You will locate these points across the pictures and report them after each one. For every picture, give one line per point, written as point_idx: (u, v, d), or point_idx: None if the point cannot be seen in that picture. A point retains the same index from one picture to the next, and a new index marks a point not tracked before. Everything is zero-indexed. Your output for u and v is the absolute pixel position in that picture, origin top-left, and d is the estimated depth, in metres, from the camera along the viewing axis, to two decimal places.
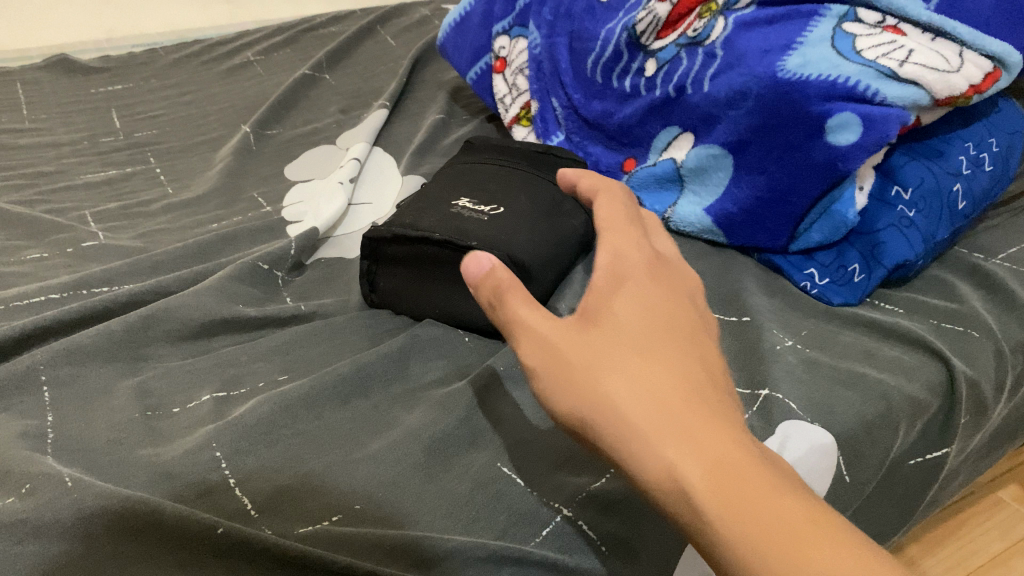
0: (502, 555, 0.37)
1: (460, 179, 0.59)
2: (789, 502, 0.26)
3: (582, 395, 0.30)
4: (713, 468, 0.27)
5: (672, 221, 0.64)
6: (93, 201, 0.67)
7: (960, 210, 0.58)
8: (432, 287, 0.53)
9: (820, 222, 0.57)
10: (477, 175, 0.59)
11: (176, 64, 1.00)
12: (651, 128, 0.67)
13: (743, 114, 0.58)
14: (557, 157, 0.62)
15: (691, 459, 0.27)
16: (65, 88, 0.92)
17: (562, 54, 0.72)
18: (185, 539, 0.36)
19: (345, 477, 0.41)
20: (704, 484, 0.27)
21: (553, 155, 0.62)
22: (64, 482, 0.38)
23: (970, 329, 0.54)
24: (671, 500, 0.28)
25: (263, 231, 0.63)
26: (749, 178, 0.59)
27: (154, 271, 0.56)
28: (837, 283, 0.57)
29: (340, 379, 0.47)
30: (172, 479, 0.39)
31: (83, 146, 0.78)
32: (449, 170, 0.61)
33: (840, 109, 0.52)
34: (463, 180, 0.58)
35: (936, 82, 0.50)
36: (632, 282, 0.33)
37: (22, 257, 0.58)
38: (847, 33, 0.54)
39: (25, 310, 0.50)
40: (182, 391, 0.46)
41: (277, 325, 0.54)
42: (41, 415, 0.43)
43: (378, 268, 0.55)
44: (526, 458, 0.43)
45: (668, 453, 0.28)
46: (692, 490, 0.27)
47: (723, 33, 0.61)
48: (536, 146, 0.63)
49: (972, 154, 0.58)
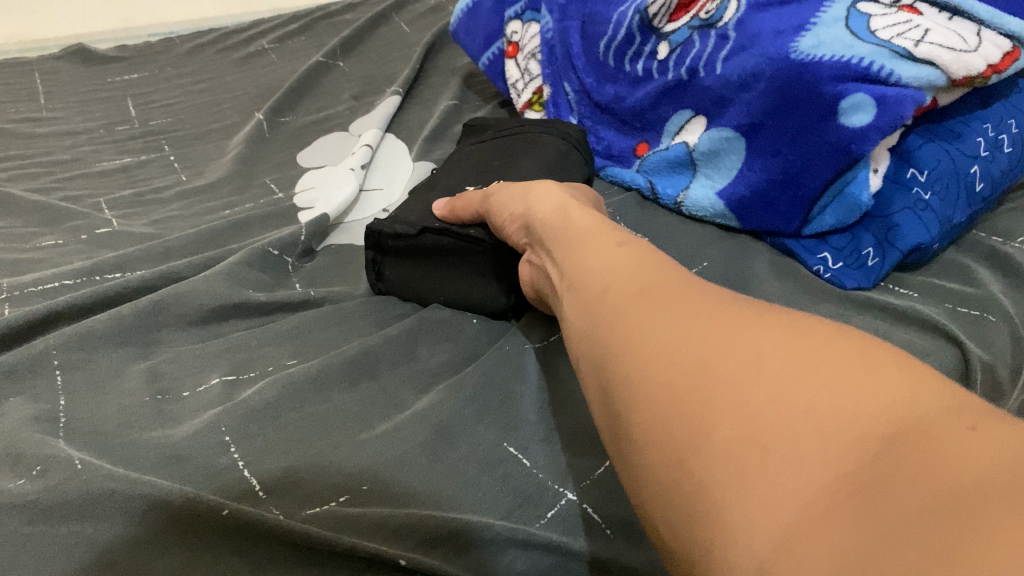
0: (506, 537, 0.37)
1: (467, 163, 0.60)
2: (678, 273, 0.30)
3: (517, 187, 0.47)
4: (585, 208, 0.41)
5: (684, 206, 0.64)
6: (108, 189, 0.68)
7: (978, 192, 0.57)
8: (439, 274, 0.54)
9: (834, 205, 0.56)
10: (483, 154, 0.62)
11: (191, 53, 1.01)
12: (663, 112, 0.66)
13: (756, 97, 0.57)
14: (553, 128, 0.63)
15: (569, 201, 0.42)
16: (82, 78, 0.93)
17: (574, 37, 0.72)
18: (192, 519, 0.36)
19: (351, 457, 0.41)
20: (574, 210, 0.41)
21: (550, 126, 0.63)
22: (74, 464, 0.38)
23: (987, 313, 0.53)
24: (544, 218, 0.42)
25: (274, 217, 0.64)
26: (762, 161, 0.58)
27: (165, 257, 0.57)
28: (851, 267, 0.57)
29: (348, 362, 0.47)
30: (181, 460, 0.40)
31: (99, 134, 0.78)
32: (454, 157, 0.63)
33: (853, 89, 0.51)
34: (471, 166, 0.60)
35: (952, 62, 0.49)
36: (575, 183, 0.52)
37: (37, 244, 0.59)
38: (862, 13, 0.53)
39: (39, 295, 0.51)
40: (192, 375, 0.47)
41: (287, 310, 0.54)
42: (53, 399, 0.44)
43: (384, 258, 0.55)
44: (531, 440, 0.43)
45: (558, 199, 0.43)
46: (564, 210, 0.41)
47: (736, 15, 0.60)
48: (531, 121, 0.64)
49: (991, 135, 0.56)
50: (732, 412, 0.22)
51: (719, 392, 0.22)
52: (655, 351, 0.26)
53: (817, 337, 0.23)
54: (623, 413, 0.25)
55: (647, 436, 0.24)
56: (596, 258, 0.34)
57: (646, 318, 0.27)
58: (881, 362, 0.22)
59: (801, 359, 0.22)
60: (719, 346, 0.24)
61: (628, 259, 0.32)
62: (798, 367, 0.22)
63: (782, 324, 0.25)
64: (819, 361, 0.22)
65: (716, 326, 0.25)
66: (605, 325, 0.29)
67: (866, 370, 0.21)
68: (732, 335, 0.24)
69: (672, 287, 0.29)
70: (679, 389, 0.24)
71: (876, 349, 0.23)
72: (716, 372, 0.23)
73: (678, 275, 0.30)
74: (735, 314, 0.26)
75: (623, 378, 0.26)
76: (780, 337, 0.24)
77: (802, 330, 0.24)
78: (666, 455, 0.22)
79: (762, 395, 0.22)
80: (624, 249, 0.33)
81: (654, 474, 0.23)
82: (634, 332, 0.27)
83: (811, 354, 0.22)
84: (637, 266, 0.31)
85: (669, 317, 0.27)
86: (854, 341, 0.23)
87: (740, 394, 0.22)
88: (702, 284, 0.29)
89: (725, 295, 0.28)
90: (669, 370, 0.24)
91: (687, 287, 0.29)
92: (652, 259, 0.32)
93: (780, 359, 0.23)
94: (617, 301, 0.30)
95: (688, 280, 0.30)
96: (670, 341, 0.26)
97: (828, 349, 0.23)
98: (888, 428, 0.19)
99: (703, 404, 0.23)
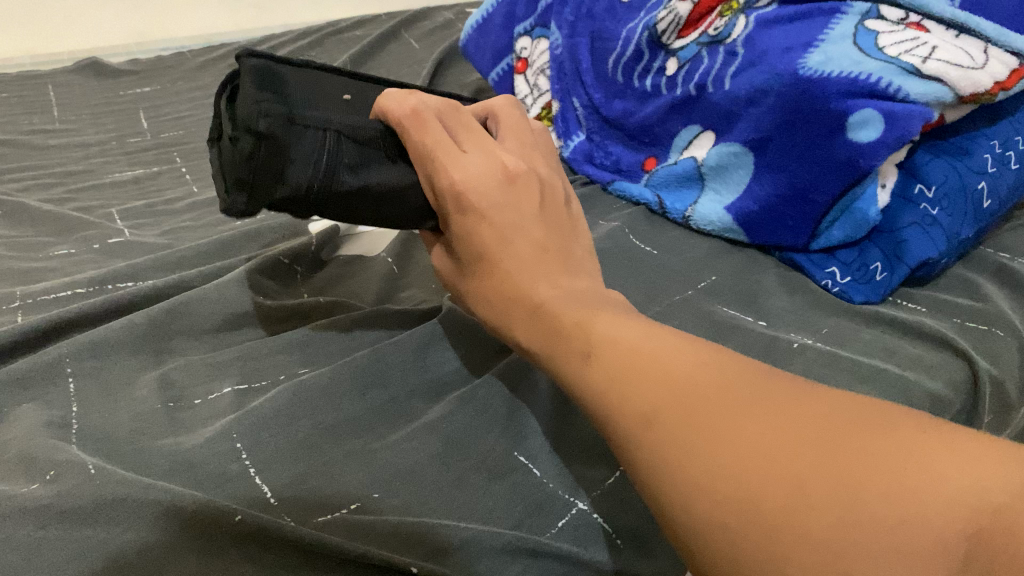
0: (517, 546, 0.37)
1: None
2: (662, 355, 0.30)
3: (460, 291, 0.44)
4: (532, 313, 0.38)
5: (692, 220, 0.65)
6: (120, 200, 0.69)
7: (986, 208, 0.57)
8: None
9: (842, 220, 0.56)
10: None
11: (202, 66, 1.03)
12: (671, 127, 0.67)
13: (765, 112, 0.57)
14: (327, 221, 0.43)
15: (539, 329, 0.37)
16: (95, 91, 0.94)
17: (582, 53, 0.73)
18: (204, 525, 0.36)
19: (363, 465, 0.41)
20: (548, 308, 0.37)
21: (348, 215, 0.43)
22: (87, 470, 0.38)
23: (995, 328, 0.53)
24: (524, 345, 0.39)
25: (286, 228, 0.65)
26: (770, 176, 0.59)
27: (176, 266, 0.57)
28: (859, 282, 0.57)
29: (359, 370, 0.47)
30: (192, 467, 0.40)
31: (111, 146, 0.79)
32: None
33: (861, 105, 0.51)
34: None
35: (959, 79, 0.50)
36: (466, 240, 0.41)
37: (49, 253, 0.59)
38: (870, 30, 0.54)
39: (52, 303, 0.52)
40: (204, 383, 0.47)
41: (298, 318, 0.55)
42: (66, 406, 0.44)
43: None
44: (541, 450, 0.44)
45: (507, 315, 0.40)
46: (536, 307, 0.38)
47: (744, 32, 0.60)
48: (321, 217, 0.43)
49: (998, 151, 0.57)
50: (800, 547, 0.23)
51: (775, 522, 0.23)
52: (683, 476, 0.26)
53: (833, 427, 0.24)
54: (682, 545, 0.26)
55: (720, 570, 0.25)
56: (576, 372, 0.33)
57: (655, 440, 0.27)
58: (910, 442, 0.23)
59: (835, 468, 0.23)
60: (748, 466, 0.25)
61: (608, 351, 0.32)
62: (841, 481, 0.23)
63: (792, 417, 0.25)
64: (855, 467, 0.23)
65: (728, 437, 0.26)
66: (621, 455, 0.29)
67: (904, 464, 0.22)
68: (751, 448, 0.25)
69: (659, 389, 0.29)
70: (730, 525, 0.24)
71: (891, 423, 0.24)
72: (758, 501, 0.24)
73: (657, 357, 0.30)
74: (740, 410, 0.26)
75: (665, 507, 0.27)
76: (798, 440, 0.25)
77: (818, 424, 0.25)
78: None
79: (819, 521, 0.23)
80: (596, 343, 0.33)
81: None
82: (653, 460, 0.27)
83: (842, 458, 0.23)
84: (614, 369, 0.31)
85: (679, 435, 0.27)
86: (869, 424, 0.24)
87: (796, 523, 0.23)
88: (686, 363, 0.29)
89: (718, 371, 0.28)
90: (708, 500, 0.25)
91: (676, 382, 0.28)
92: (632, 345, 0.31)
93: (817, 470, 0.24)
94: (620, 421, 0.29)
95: (670, 363, 0.29)
96: (692, 465, 0.26)
97: (857, 448, 0.23)
98: (960, 523, 0.21)
99: (765, 539, 0.24)
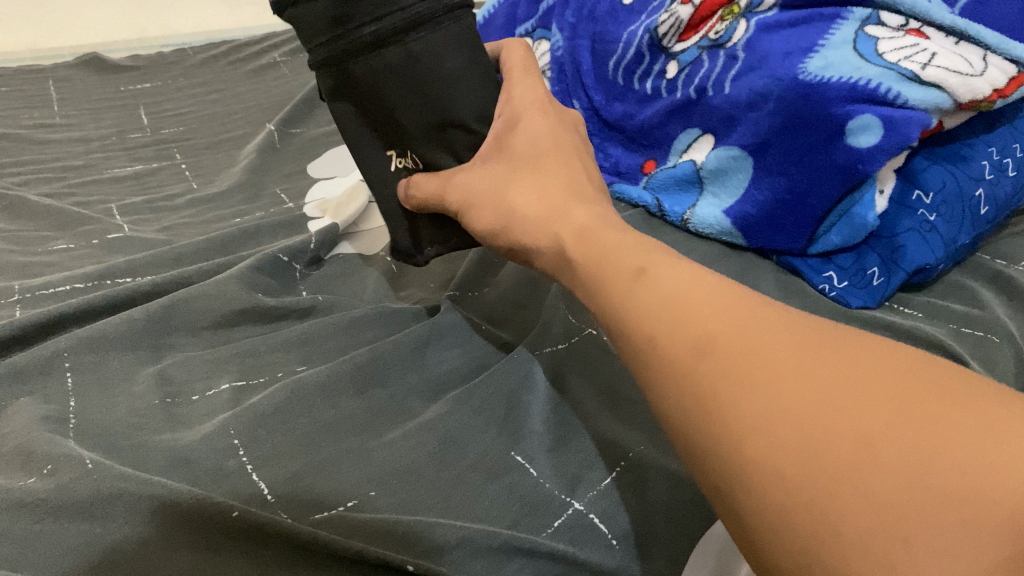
0: (512, 546, 0.37)
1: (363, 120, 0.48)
2: (720, 300, 0.29)
3: (491, 216, 0.45)
4: (572, 245, 0.38)
5: (690, 223, 0.65)
6: (120, 195, 0.69)
7: (982, 215, 0.57)
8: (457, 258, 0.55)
9: (840, 225, 0.57)
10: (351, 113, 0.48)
11: (203, 64, 1.03)
12: (671, 130, 0.67)
13: (764, 117, 0.57)
14: (410, 57, 0.44)
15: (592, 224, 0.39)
16: (95, 86, 0.94)
17: (584, 55, 0.73)
18: (201, 521, 0.36)
19: (360, 463, 0.41)
20: (593, 240, 0.37)
21: (414, 62, 0.44)
22: (85, 464, 0.38)
23: (992, 335, 0.53)
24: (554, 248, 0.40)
25: (285, 226, 0.65)
26: (769, 180, 0.59)
27: (176, 262, 0.57)
28: (856, 286, 0.57)
29: (357, 368, 0.47)
30: (190, 463, 0.40)
31: (111, 141, 0.79)
32: (337, 110, 0.48)
33: (860, 110, 0.51)
34: (367, 122, 0.48)
35: (958, 86, 0.50)
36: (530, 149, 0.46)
37: (49, 247, 0.59)
38: (870, 36, 0.54)
39: (50, 298, 0.52)
40: (201, 379, 0.47)
41: (297, 316, 0.55)
42: (64, 401, 0.44)
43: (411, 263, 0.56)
44: (538, 449, 0.44)
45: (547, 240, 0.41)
46: (578, 233, 0.39)
47: (745, 35, 0.61)
48: (371, 57, 0.44)
49: (995, 159, 0.57)
50: (854, 505, 0.22)
51: (831, 474, 0.22)
52: (737, 420, 0.25)
53: (908, 390, 0.23)
54: (722, 487, 0.25)
55: (763, 514, 0.24)
56: (624, 299, 0.32)
57: (712, 376, 0.26)
58: (987, 411, 0.21)
59: (906, 431, 0.22)
60: (812, 417, 0.24)
61: (665, 290, 0.31)
62: (907, 441, 0.22)
63: (863, 370, 0.24)
64: (926, 430, 0.22)
65: (794, 384, 0.25)
66: (664, 387, 0.28)
67: (984, 435, 0.21)
68: (818, 400, 0.24)
69: (726, 327, 0.28)
70: (784, 470, 0.23)
71: (971, 389, 0.23)
72: (817, 452, 0.23)
73: (719, 302, 0.29)
74: (807, 359, 0.25)
75: (708, 446, 0.26)
76: (869, 396, 0.23)
77: (889, 380, 0.24)
78: (790, 543, 0.23)
79: (879, 482, 0.22)
80: (651, 278, 0.32)
81: (780, 553, 0.23)
82: (702, 396, 0.26)
83: (913, 418, 0.22)
84: (668, 304, 0.30)
85: (738, 372, 0.26)
86: (949, 393, 0.22)
87: (855, 482, 0.22)
88: (750, 311, 0.28)
89: (783, 321, 0.27)
90: (760, 444, 0.24)
91: (740, 322, 0.28)
92: (687, 284, 0.31)
93: (885, 429, 0.22)
94: (670, 356, 0.28)
95: (737, 308, 0.28)
96: (750, 407, 0.25)
97: (930, 409, 0.22)
98: None
99: (819, 493, 0.22)
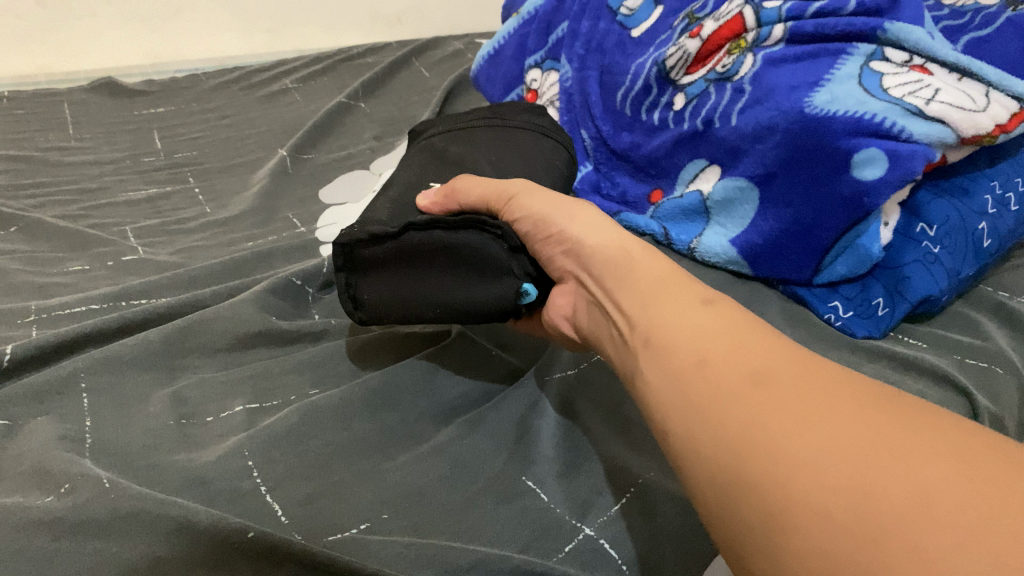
0: (525, 569, 0.38)
1: (433, 146, 0.59)
2: (787, 355, 0.30)
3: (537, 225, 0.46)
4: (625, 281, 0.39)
5: (697, 251, 0.65)
6: (134, 217, 0.70)
7: (987, 247, 0.58)
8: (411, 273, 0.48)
9: (845, 256, 0.57)
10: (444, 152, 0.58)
11: (215, 88, 1.04)
12: (678, 160, 0.68)
13: (770, 149, 0.58)
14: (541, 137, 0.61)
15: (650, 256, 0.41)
16: (109, 110, 0.95)
17: (592, 86, 0.76)
18: (214, 542, 0.37)
19: (373, 485, 0.42)
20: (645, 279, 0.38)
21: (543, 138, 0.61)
22: (102, 483, 0.39)
23: (995, 366, 0.54)
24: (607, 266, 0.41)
25: (297, 249, 0.65)
26: (775, 211, 0.59)
27: (189, 285, 0.58)
28: (862, 317, 0.58)
29: (369, 392, 0.48)
30: (205, 483, 0.40)
31: (125, 164, 0.80)
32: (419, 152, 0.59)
33: (866, 144, 0.52)
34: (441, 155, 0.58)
35: (963, 121, 0.51)
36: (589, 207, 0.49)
37: (64, 268, 0.60)
38: (875, 71, 0.55)
39: (66, 319, 0.52)
40: (215, 400, 0.48)
41: (309, 339, 0.56)
42: (80, 421, 0.45)
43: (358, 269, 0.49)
44: (548, 474, 0.44)
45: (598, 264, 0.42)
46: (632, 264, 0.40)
47: (752, 69, 0.62)
48: (497, 117, 0.62)
49: (998, 192, 0.58)
50: (901, 552, 0.21)
51: (881, 521, 0.22)
52: (790, 459, 0.25)
53: (973, 456, 0.23)
54: (758, 524, 0.25)
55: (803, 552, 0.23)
56: (683, 333, 0.33)
57: (768, 413, 0.27)
58: None
59: (967, 491, 0.22)
60: (868, 462, 0.24)
61: (727, 334, 0.32)
62: (965, 502, 0.21)
63: (928, 434, 0.24)
64: (986, 495, 0.22)
65: (856, 431, 0.25)
66: (710, 419, 0.29)
67: None
68: (879, 449, 0.24)
69: (789, 374, 0.28)
70: (831, 510, 0.23)
71: None
72: (870, 497, 0.23)
73: (786, 356, 0.30)
74: (871, 416, 0.25)
75: (751, 480, 0.26)
76: (933, 455, 0.23)
77: (953, 446, 0.24)
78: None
79: (929, 534, 0.21)
80: (716, 321, 0.33)
81: None
82: (754, 431, 0.27)
83: (975, 484, 0.22)
84: (732, 347, 0.31)
85: (798, 414, 0.26)
86: (1012, 464, 0.23)
87: (904, 527, 0.22)
88: (817, 368, 0.29)
89: (847, 380, 0.28)
90: (811, 482, 0.24)
91: (806, 374, 0.28)
92: (752, 335, 0.31)
93: (942, 488, 0.22)
94: (725, 391, 0.29)
95: (804, 363, 0.29)
96: (806, 449, 0.25)
97: (994, 478, 0.22)
98: None
99: (866, 537, 0.22)
